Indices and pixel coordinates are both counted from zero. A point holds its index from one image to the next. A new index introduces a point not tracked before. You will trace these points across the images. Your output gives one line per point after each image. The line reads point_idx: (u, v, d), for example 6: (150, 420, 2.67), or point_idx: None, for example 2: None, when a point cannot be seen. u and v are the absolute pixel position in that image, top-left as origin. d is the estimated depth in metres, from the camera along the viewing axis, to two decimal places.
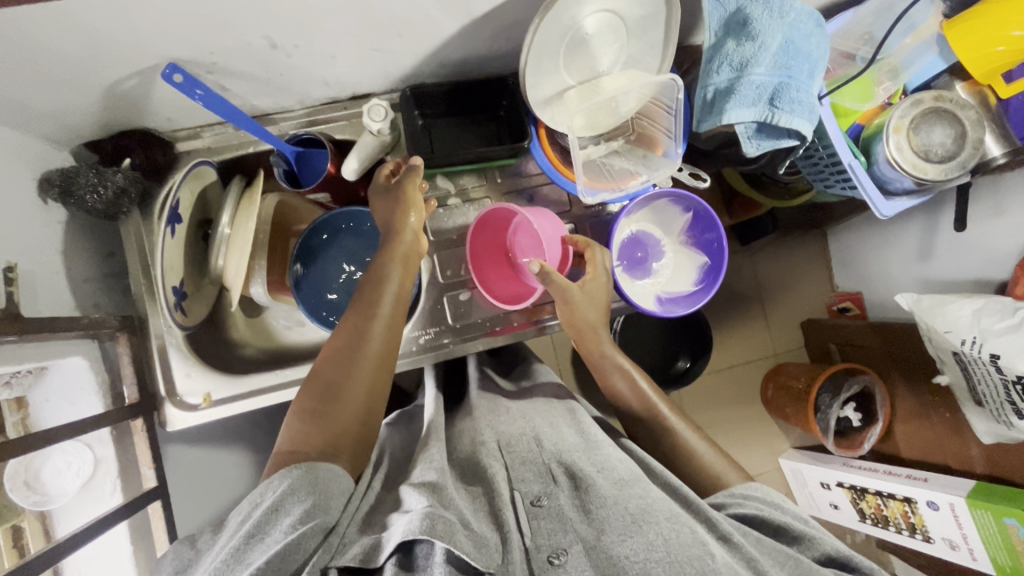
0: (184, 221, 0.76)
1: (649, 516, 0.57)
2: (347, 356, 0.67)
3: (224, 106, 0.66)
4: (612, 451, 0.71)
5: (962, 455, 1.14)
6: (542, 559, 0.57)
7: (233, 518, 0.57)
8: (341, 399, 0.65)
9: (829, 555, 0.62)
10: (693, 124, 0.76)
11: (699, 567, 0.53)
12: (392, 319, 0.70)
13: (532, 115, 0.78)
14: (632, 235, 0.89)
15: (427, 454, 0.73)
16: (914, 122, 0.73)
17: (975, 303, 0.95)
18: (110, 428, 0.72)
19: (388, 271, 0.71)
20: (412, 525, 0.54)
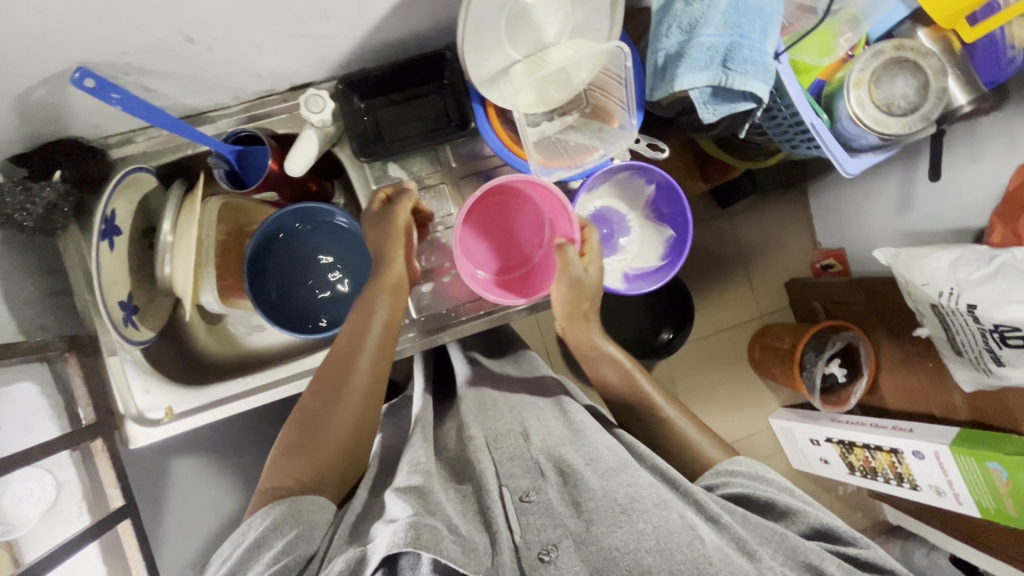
0: (124, 232, 0.73)
1: (638, 506, 0.56)
2: (334, 390, 0.67)
3: (148, 108, 0.63)
4: (599, 437, 0.70)
5: (946, 403, 1.15)
6: (533, 557, 0.55)
7: (217, 556, 0.57)
8: (326, 431, 0.65)
9: (817, 529, 0.61)
10: (647, 92, 0.73)
11: (690, 555, 0.52)
12: (381, 351, 0.71)
13: (477, 94, 0.75)
14: (595, 211, 0.86)
15: (411, 456, 0.72)
16: (875, 74, 0.69)
17: (950, 254, 0.94)
18: (70, 450, 0.69)
19: (377, 302, 0.72)
20: (397, 537, 0.53)
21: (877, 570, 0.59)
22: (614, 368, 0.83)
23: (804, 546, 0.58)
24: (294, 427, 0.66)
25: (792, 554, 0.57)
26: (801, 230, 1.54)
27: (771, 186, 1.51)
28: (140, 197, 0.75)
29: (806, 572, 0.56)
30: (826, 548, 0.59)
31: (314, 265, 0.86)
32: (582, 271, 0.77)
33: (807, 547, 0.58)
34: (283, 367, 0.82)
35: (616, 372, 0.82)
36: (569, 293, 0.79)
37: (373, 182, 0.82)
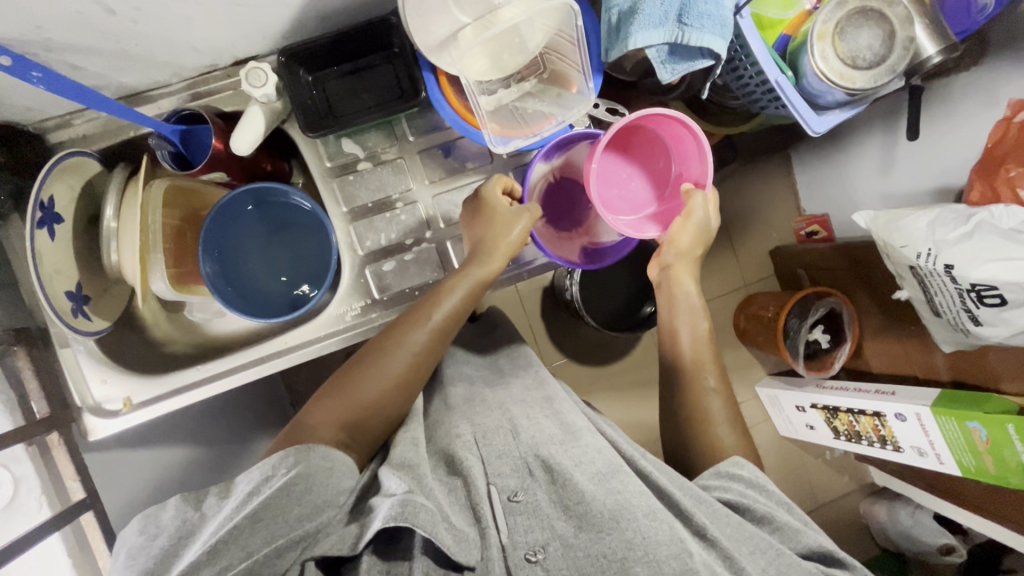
0: (66, 219, 0.70)
1: (627, 513, 0.58)
2: (391, 346, 0.68)
3: (76, 88, 0.59)
4: (592, 441, 0.71)
5: (928, 365, 1.16)
6: (520, 557, 0.58)
7: (240, 483, 0.58)
8: (371, 389, 0.66)
9: (813, 548, 0.63)
10: (604, 53, 0.70)
11: (678, 567, 0.54)
12: (444, 333, 0.70)
13: (427, 62, 0.71)
14: (553, 181, 0.81)
15: (409, 435, 0.70)
16: (839, 26, 0.67)
17: (930, 214, 0.91)
18: (26, 445, 0.67)
19: (453, 285, 0.71)
20: (391, 510, 0.55)
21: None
22: (691, 332, 0.80)
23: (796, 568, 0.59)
24: (342, 377, 0.68)
25: (778, 560, 0.59)
26: (784, 198, 1.51)
27: (754, 153, 1.48)
28: (82, 183, 0.72)
29: None
30: (819, 566, 0.61)
31: (276, 243, 0.84)
32: (704, 216, 0.76)
33: (799, 565, 0.59)
34: (249, 353, 0.81)
35: (691, 339, 0.80)
36: (692, 237, 0.78)
37: (328, 160, 0.79)
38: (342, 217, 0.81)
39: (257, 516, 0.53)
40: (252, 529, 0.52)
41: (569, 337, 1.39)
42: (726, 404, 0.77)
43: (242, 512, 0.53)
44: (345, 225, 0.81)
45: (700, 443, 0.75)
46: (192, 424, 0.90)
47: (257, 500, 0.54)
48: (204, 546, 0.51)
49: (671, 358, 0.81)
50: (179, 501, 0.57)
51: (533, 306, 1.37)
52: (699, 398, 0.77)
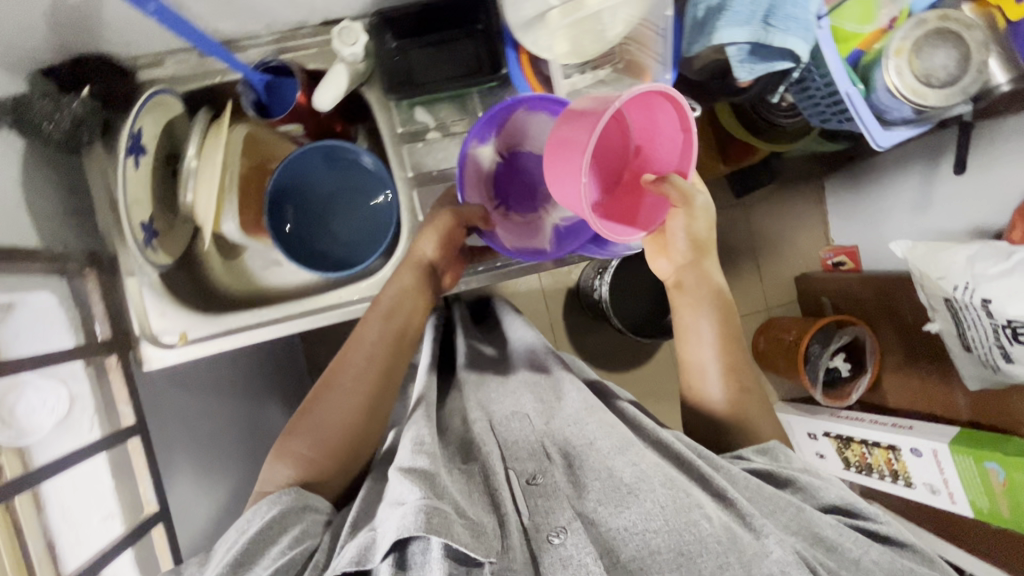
0: (149, 153, 0.73)
1: (643, 485, 0.58)
2: (336, 395, 0.70)
3: (187, 26, 0.63)
4: (601, 417, 0.69)
5: (947, 403, 1.15)
6: (542, 538, 0.56)
7: (220, 547, 0.60)
8: (326, 436, 0.68)
9: (835, 503, 0.63)
10: (683, 48, 0.73)
11: (695, 535, 0.53)
12: (392, 359, 0.74)
13: (511, 38, 0.76)
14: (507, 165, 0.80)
15: (416, 433, 0.70)
16: (917, 44, 0.68)
17: (970, 248, 0.93)
18: (85, 363, 0.70)
19: (397, 304, 0.76)
20: (407, 521, 0.53)
21: (892, 542, 0.61)
22: (717, 336, 0.78)
23: (819, 526, 0.59)
24: (294, 434, 0.69)
25: (806, 526, 0.59)
26: (814, 224, 1.53)
27: (790, 177, 1.50)
28: (165, 120, 0.74)
29: (815, 542, 0.58)
30: (840, 519, 0.61)
31: (336, 203, 0.86)
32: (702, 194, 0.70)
33: (822, 519, 0.60)
34: (299, 305, 0.83)
35: (717, 343, 0.77)
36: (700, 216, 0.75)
37: (399, 126, 0.82)
38: (405, 181, 0.83)
39: (238, 561, 0.56)
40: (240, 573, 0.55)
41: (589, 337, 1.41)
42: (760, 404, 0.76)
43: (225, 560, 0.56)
44: (408, 190, 0.83)
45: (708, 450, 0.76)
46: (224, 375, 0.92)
47: (238, 547, 0.57)
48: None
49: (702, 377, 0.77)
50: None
51: (557, 304, 1.40)
52: (737, 403, 0.75)
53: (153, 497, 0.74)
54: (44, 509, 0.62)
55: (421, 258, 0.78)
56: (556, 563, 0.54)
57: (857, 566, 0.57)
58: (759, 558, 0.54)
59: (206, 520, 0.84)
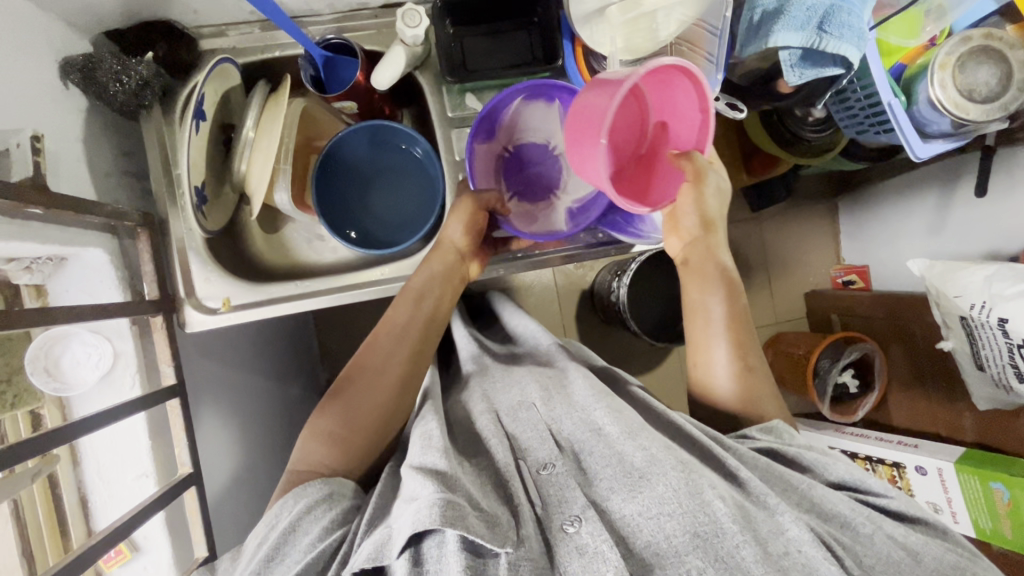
0: (208, 119, 0.74)
1: (654, 468, 0.56)
2: (368, 376, 0.72)
3: (270, 4, 0.66)
4: (614, 404, 0.68)
5: (953, 423, 1.17)
6: (557, 526, 0.55)
7: (250, 542, 0.59)
8: (358, 417, 0.69)
9: (843, 480, 0.62)
10: (736, 49, 0.76)
11: (710, 519, 0.51)
12: (421, 342, 0.76)
13: (568, 29, 0.77)
14: (511, 155, 0.83)
15: (424, 430, 0.70)
16: (961, 60, 0.71)
17: (987, 270, 0.95)
18: (131, 322, 0.70)
19: (428, 290, 0.79)
20: (422, 516, 0.52)
21: (906, 517, 0.59)
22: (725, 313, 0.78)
23: (829, 503, 0.58)
24: (324, 415, 0.70)
25: (814, 504, 0.58)
26: (827, 243, 1.56)
27: (806, 195, 1.53)
28: (224, 90, 0.76)
29: (824, 520, 0.57)
30: (851, 495, 0.60)
31: (378, 178, 0.87)
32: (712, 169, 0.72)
33: (833, 497, 0.58)
34: (342, 280, 0.84)
35: (726, 320, 0.77)
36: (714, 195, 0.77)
37: (449, 110, 0.83)
38: (451, 165, 0.84)
39: (269, 556, 0.55)
40: (271, 568, 0.55)
41: (600, 339, 1.42)
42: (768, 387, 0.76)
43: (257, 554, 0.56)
44: (455, 174, 0.85)
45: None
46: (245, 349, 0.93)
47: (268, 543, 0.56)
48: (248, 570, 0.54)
49: (711, 361, 0.77)
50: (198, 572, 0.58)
51: (571, 304, 1.41)
52: (744, 382, 0.74)
53: (188, 459, 0.72)
54: (78, 463, 0.68)
55: (450, 246, 0.81)
56: (573, 551, 0.53)
57: (871, 544, 0.55)
58: (775, 536, 0.53)
59: (218, 493, 0.84)
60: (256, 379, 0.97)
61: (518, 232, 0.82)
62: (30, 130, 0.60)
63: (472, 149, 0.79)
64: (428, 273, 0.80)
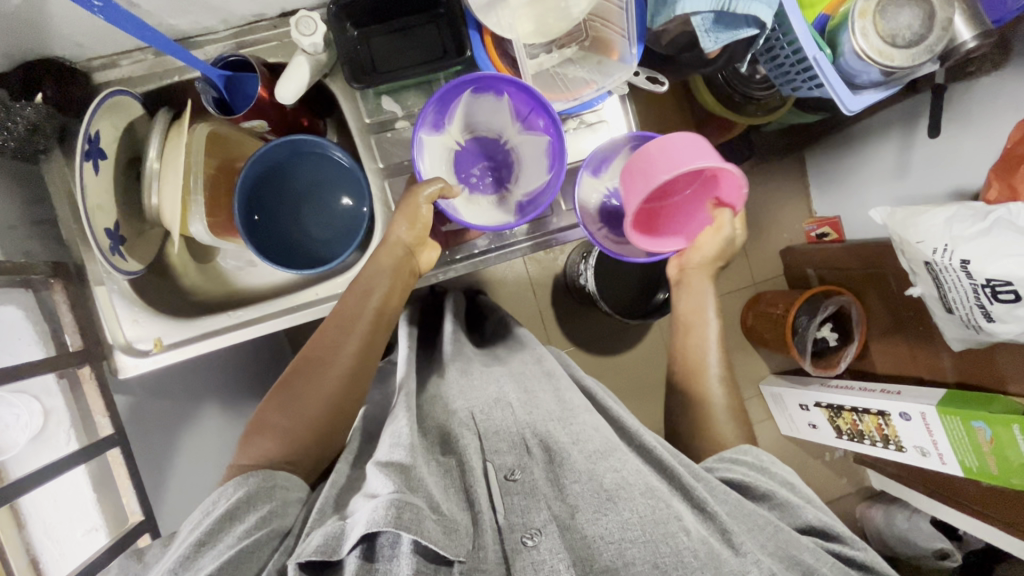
0: (109, 156, 0.71)
1: (623, 492, 0.54)
2: (315, 369, 0.68)
3: (153, 33, 0.62)
4: (589, 418, 0.65)
5: (934, 364, 1.16)
6: (515, 539, 0.53)
7: (182, 527, 0.56)
8: (302, 411, 0.65)
9: (811, 525, 0.59)
10: (648, 21, 0.74)
11: (673, 549, 0.50)
12: (369, 338, 0.71)
13: (473, 20, 0.73)
14: (461, 148, 0.80)
15: (393, 429, 0.64)
16: (881, 4, 0.68)
17: (947, 211, 0.92)
18: (57, 377, 0.69)
19: (377, 282, 0.72)
20: (378, 514, 0.49)
21: (865, 569, 0.58)
22: (698, 322, 0.81)
23: (794, 546, 0.55)
24: (270, 409, 0.67)
25: (783, 547, 0.55)
26: (798, 198, 1.53)
27: (769, 153, 1.50)
28: (124, 123, 0.73)
29: (791, 564, 0.54)
30: (816, 544, 0.57)
31: (319, 191, 0.84)
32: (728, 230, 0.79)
33: (798, 541, 0.56)
34: (278, 303, 0.82)
35: (701, 338, 0.79)
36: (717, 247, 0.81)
37: (367, 116, 0.80)
38: (376, 172, 0.82)
39: (200, 540, 0.52)
40: (203, 553, 0.51)
41: (578, 322, 1.41)
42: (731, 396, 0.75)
43: (189, 539, 0.52)
44: (379, 182, 0.82)
45: (685, 424, 0.74)
46: (197, 381, 0.91)
47: (203, 527, 0.53)
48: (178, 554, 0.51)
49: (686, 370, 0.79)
50: (120, 560, 0.56)
51: (545, 292, 1.39)
52: (700, 373, 0.77)
53: (138, 507, 0.74)
54: (23, 526, 0.62)
55: (397, 242, 0.74)
56: (528, 568, 0.50)
57: None
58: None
59: None
60: (219, 410, 0.94)
61: (468, 223, 0.74)
62: None
63: (420, 139, 0.73)
64: (375, 267, 0.74)
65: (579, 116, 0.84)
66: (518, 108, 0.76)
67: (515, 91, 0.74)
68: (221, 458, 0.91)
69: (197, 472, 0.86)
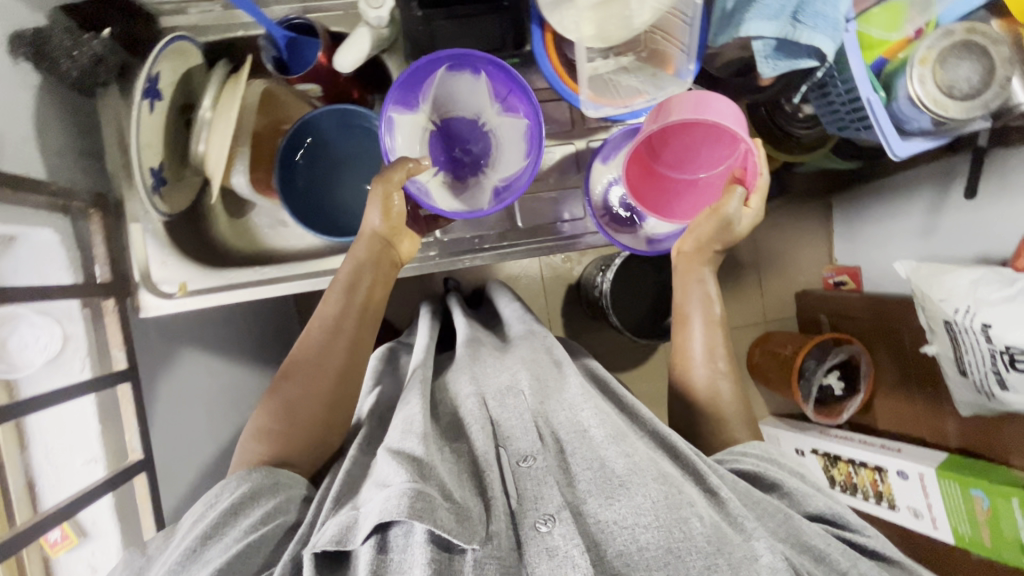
0: (165, 99, 0.72)
1: (636, 477, 0.53)
2: (306, 372, 0.67)
3: None
4: (600, 403, 0.64)
5: (936, 427, 1.14)
6: (529, 522, 0.53)
7: (187, 519, 0.58)
8: (296, 412, 0.65)
9: (824, 513, 0.58)
10: (709, 38, 0.74)
11: (684, 534, 0.49)
12: (356, 334, 0.69)
13: (538, 16, 0.74)
14: (437, 129, 0.79)
15: (407, 413, 0.64)
16: (942, 54, 0.68)
17: (974, 273, 0.93)
18: (82, 305, 0.70)
19: (359, 278, 0.70)
20: (392, 504, 0.50)
21: (880, 558, 0.56)
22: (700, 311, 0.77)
23: (808, 533, 0.55)
24: (266, 412, 0.66)
25: (794, 534, 0.54)
26: (819, 243, 1.53)
27: (797, 195, 1.50)
28: (184, 69, 0.74)
29: (805, 552, 0.54)
30: (827, 531, 0.56)
31: (354, 168, 0.85)
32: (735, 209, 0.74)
33: (812, 528, 0.55)
34: (297, 265, 0.82)
35: (705, 323, 0.75)
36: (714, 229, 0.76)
37: None
38: None
39: (206, 533, 0.53)
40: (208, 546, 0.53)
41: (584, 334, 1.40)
42: (733, 388, 0.73)
43: (195, 532, 0.54)
44: None
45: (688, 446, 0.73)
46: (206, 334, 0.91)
47: (207, 520, 0.54)
48: (184, 548, 0.53)
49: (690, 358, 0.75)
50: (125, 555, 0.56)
51: (555, 299, 1.39)
52: (690, 355, 0.75)
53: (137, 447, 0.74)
54: (25, 448, 0.67)
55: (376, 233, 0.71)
56: (542, 553, 0.50)
57: None
58: (748, 562, 0.49)
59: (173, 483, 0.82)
60: (223, 367, 0.94)
61: (438, 210, 0.73)
62: None
63: (391, 118, 0.73)
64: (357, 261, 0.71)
65: (624, 124, 0.85)
66: (496, 89, 0.76)
67: (494, 71, 0.74)
68: (220, 415, 0.91)
69: (196, 424, 0.87)
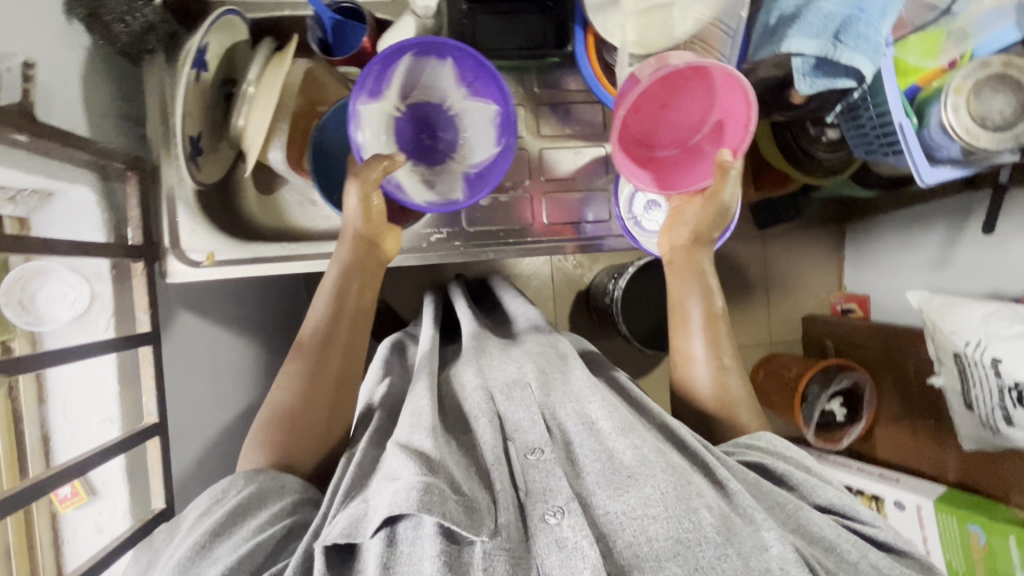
0: (210, 71, 0.73)
1: (644, 468, 0.54)
2: (303, 378, 0.66)
3: None
4: (610, 397, 0.64)
5: (937, 462, 1.14)
6: (539, 514, 0.53)
7: (189, 514, 0.57)
8: (295, 418, 0.63)
9: (832, 504, 0.58)
10: (749, 51, 0.75)
11: (694, 523, 0.50)
12: (352, 336, 0.69)
13: (582, 18, 0.76)
14: (400, 117, 0.77)
15: (413, 408, 0.64)
16: (978, 85, 0.69)
17: (988, 307, 0.93)
18: (110, 265, 0.71)
19: (348, 284, 0.70)
20: (401, 498, 0.50)
21: (889, 549, 0.56)
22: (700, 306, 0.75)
23: (816, 525, 0.55)
24: (263, 420, 0.64)
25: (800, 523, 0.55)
26: (830, 268, 1.54)
27: (811, 219, 1.51)
28: (229, 43, 0.75)
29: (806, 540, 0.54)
30: (835, 522, 0.56)
31: None
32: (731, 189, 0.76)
33: (820, 519, 0.55)
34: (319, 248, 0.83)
35: (705, 317, 0.74)
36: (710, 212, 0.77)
37: None
38: None
39: (215, 531, 0.52)
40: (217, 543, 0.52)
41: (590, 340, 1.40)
42: (744, 384, 0.71)
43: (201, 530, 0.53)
44: None
45: None
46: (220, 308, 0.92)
47: (214, 517, 0.53)
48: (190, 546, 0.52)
49: (691, 357, 0.73)
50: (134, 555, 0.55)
51: (564, 303, 1.39)
52: (687, 356, 0.74)
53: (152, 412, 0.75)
54: (43, 399, 0.72)
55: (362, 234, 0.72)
56: (552, 545, 0.50)
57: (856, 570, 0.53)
58: (757, 552, 0.50)
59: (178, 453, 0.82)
60: (234, 342, 0.95)
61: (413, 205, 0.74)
62: (25, 56, 0.59)
63: (357, 110, 0.71)
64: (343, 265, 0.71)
65: None
66: (462, 74, 0.74)
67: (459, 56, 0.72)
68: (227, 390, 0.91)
69: (204, 397, 0.87)
